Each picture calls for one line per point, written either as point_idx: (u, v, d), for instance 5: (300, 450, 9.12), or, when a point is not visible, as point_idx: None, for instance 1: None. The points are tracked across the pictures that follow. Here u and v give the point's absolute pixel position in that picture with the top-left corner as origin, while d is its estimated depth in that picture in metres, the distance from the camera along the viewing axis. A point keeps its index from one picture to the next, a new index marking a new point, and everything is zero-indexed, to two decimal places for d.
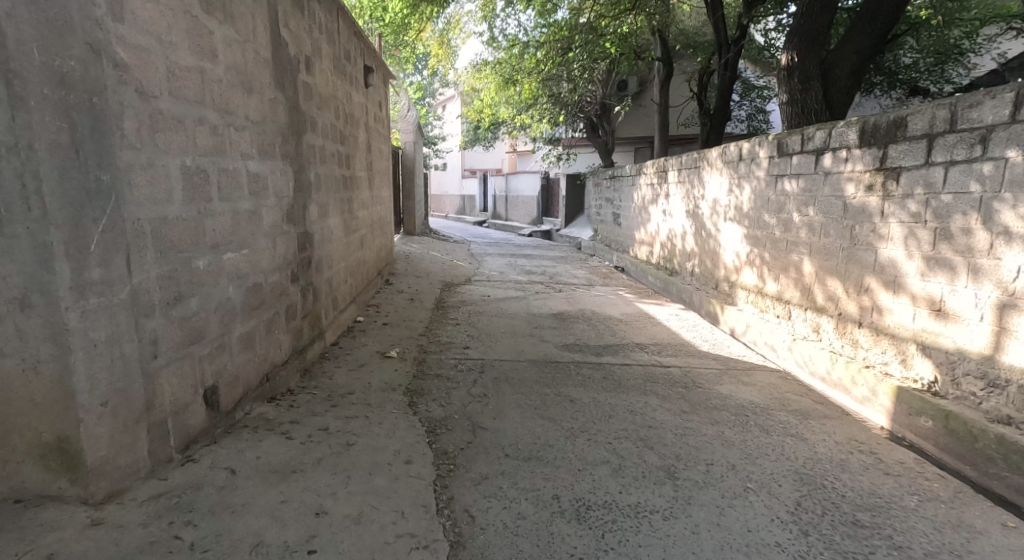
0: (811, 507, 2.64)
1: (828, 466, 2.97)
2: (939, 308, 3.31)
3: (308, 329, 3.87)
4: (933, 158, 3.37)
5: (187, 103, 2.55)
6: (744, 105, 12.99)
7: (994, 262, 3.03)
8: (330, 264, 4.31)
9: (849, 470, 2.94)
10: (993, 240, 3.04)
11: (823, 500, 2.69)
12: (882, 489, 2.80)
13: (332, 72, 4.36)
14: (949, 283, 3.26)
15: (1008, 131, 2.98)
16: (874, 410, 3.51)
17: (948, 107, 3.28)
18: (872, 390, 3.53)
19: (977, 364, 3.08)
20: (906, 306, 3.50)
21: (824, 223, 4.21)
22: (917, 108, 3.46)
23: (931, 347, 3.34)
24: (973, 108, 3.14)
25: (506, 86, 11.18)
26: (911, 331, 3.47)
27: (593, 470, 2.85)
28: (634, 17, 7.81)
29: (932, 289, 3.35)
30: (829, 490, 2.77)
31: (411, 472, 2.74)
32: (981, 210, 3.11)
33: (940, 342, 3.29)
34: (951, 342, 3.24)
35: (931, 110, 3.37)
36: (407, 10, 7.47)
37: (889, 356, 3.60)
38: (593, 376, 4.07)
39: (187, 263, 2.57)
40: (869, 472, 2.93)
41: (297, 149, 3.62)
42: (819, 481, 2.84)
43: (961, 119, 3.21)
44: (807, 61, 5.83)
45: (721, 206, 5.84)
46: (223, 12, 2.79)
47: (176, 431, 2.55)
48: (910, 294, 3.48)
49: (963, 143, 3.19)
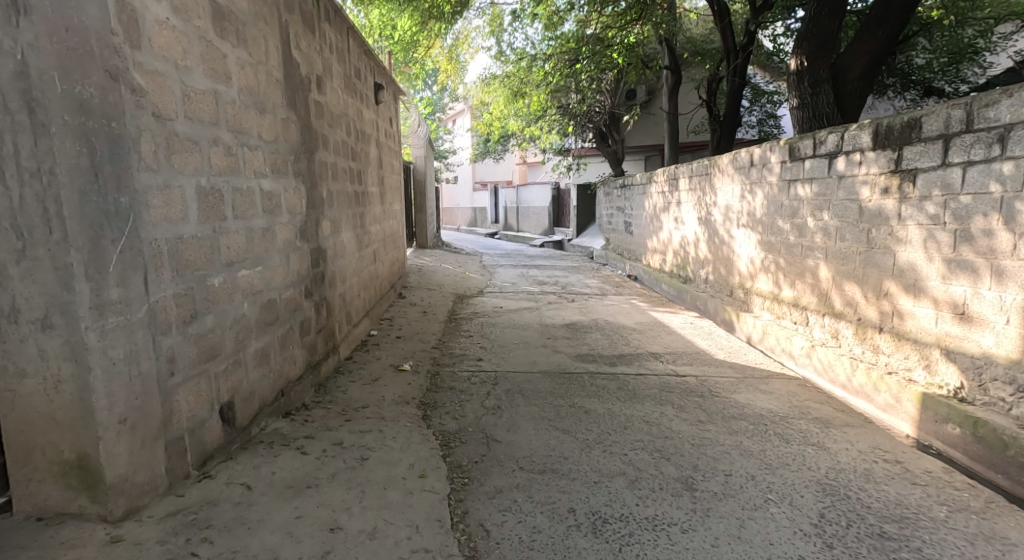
0: (835, 519, 2.61)
1: (851, 475, 2.94)
2: (962, 312, 3.28)
3: (322, 344, 3.91)
4: (950, 159, 3.35)
5: (202, 125, 2.60)
6: (755, 111, 13.01)
7: (1018, 264, 3.00)
8: (343, 278, 4.35)
9: (873, 480, 2.91)
10: (1017, 241, 3.01)
11: (848, 510, 2.67)
12: (908, 499, 2.76)
13: (342, 89, 4.42)
14: (972, 287, 3.23)
15: None
16: (898, 417, 3.46)
17: (964, 107, 3.26)
18: (895, 397, 3.48)
19: (1005, 369, 3.04)
20: (928, 310, 3.48)
21: (840, 228, 4.20)
22: (931, 109, 3.46)
23: (956, 352, 3.31)
24: (990, 107, 3.12)
25: (516, 98, 11.25)
26: (934, 335, 3.44)
27: (609, 482, 2.84)
28: (641, 27, 7.80)
29: (954, 292, 3.32)
30: (854, 500, 2.74)
31: (425, 486, 2.75)
32: (1002, 211, 3.09)
33: (965, 346, 3.26)
34: (976, 346, 3.21)
35: (946, 111, 3.36)
36: (415, 28, 7.56)
37: (912, 362, 3.57)
38: (607, 386, 4.06)
39: (203, 281, 2.61)
40: (894, 482, 2.89)
41: (310, 166, 3.67)
42: (843, 492, 2.81)
43: (978, 119, 3.20)
44: (817, 65, 5.81)
45: (733, 212, 5.83)
46: (236, 35, 2.85)
47: (193, 447, 2.59)
48: (932, 298, 3.46)
49: (981, 143, 3.18)
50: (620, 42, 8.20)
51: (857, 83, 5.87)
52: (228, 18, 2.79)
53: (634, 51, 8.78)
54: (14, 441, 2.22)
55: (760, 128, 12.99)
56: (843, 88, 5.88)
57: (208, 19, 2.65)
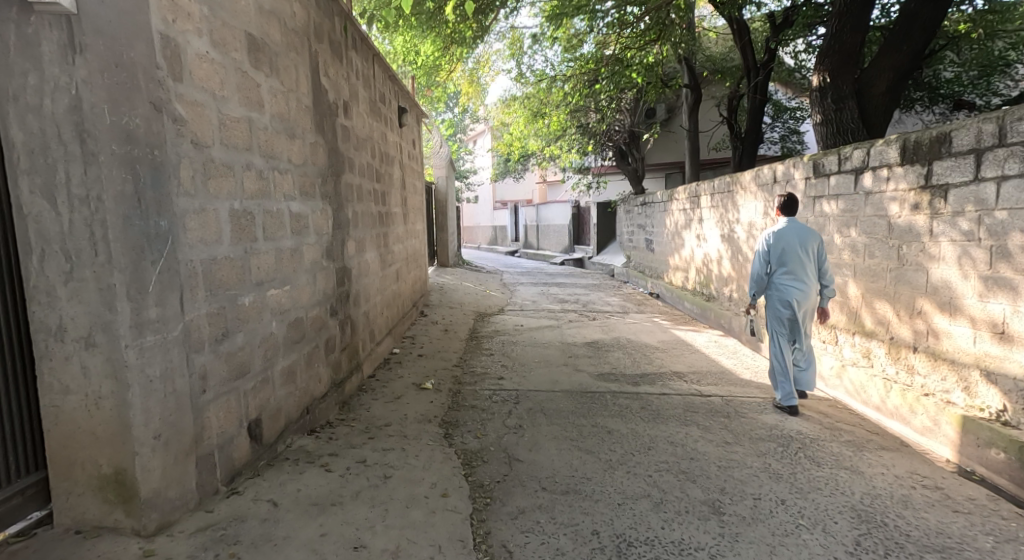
0: (871, 547, 2.59)
1: (888, 501, 2.90)
2: (1002, 331, 3.25)
3: (346, 362, 3.98)
4: (983, 174, 3.34)
5: (236, 151, 2.70)
6: (777, 127, 12.92)
7: None
8: (367, 297, 4.43)
9: (912, 507, 2.87)
10: None
11: (885, 539, 2.63)
12: (951, 528, 2.73)
13: (368, 114, 4.53)
14: (1011, 305, 3.20)
15: None
16: (938, 441, 3.43)
17: (995, 121, 3.25)
18: (933, 420, 3.46)
19: None
20: (965, 329, 3.45)
21: (869, 244, 4.20)
22: (961, 123, 3.46)
23: (996, 373, 3.27)
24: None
25: (536, 118, 11.44)
26: (972, 355, 3.41)
27: (634, 504, 2.85)
28: (659, 47, 7.85)
29: (993, 311, 3.29)
30: (891, 528, 2.71)
31: (448, 505, 2.78)
32: None
33: (1006, 367, 3.22)
34: (1018, 366, 3.16)
35: (977, 125, 3.36)
36: (438, 53, 7.71)
37: (950, 384, 3.52)
38: (629, 406, 4.06)
39: (234, 300, 2.69)
40: (934, 509, 2.85)
41: (336, 188, 3.77)
42: (880, 518, 2.77)
43: (1011, 132, 3.18)
44: (840, 81, 5.81)
45: (757, 229, 5.84)
46: (270, 65, 2.96)
47: (222, 463, 2.65)
48: (968, 316, 3.43)
49: (1016, 157, 3.16)
50: (640, 62, 8.25)
51: (882, 98, 5.87)
52: (263, 49, 2.90)
53: (653, 71, 8.83)
54: (56, 457, 2.31)
55: (783, 144, 12.92)
56: (867, 103, 5.87)
57: (244, 50, 2.76)
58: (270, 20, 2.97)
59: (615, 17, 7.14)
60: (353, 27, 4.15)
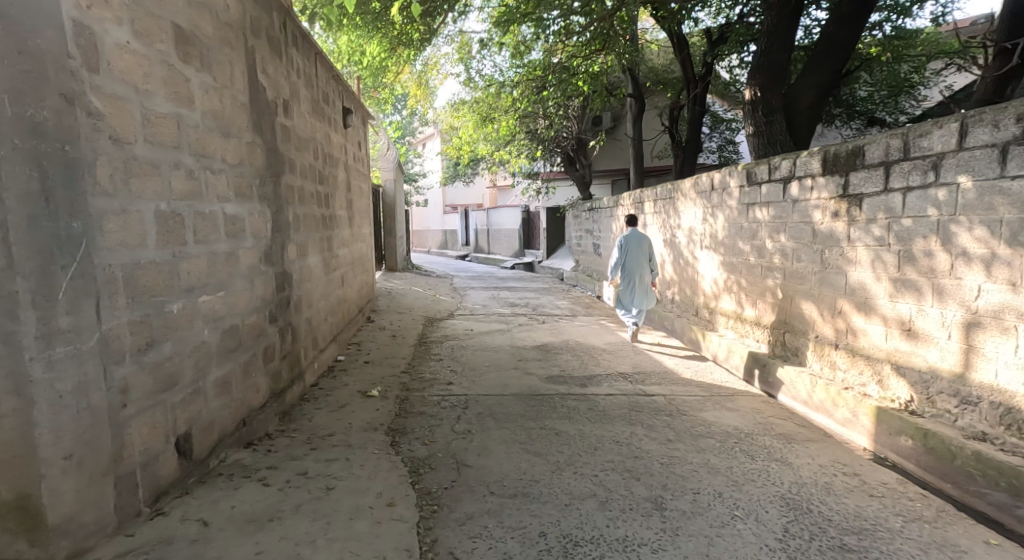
0: (799, 533, 2.62)
1: (813, 489, 2.97)
2: (909, 329, 3.38)
3: (287, 371, 3.82)
4: (891, 185, 3.47)
5: (162, 149, 2.55)
6: (714, 137, 13.27)
7: (956, 283, 3.11)
8: (310, 303, 4.28)
9: (834, 493, 2.94)
10: (954, 261, 3.12)
11: (810, 524, 2.68)
12: (867, 511, 2.79)
13: (310, 114, 4.38)
14: (917, 304, 3.33)
15: (957, 157, 3.09)
16: (857, 431, 3.53)
17: (901, 137, 3.40)
18: (853, 412, 3.55)
19: (950, 383, 3.15)
20: (878, 327, 3.57)
21: (796, 249, 4.30)
22: (872, 138, 3.60)
23: (905, 366, 3.40)
24: (924, 137, 3.26)
25: (485, 123, 11.39)
26: (884, 351, 3.54)
27: (580, 504, 2.81)
28: (604, 57, 7.96)
29: (901, 310, 3.41)
30: (815, 513, 2.76)
31: (394, 514, 2.69)
32: (940, 233, 3.19)
33: (913, 361, 3.36)
34: (923, 361, 3.31)
35: (886, 141, 3.50)
36: (384, 54, 7.59)
37: (866, 377, 3.65)
38: (578, 407, 4.04)
39: (161, 307, 2.53)
40: (853, 494, 2.93)
41: (275, 190, 3.62)
42: (806, 505, 2.82)
43: (913, 147, 3.33)
44: (769, 95, 5.95)
45: (697, 234, 5.93)
46: (201, 60, 2.81)
47: (146, 483, 2.48)
48: (881, 316, 3.55)
49: (917, 170, 3.30)
50: (585, 71, 8.35)
51: (807, 112, 6.09)
52: (192, 42, 2.75)
53: (598, 81, 8.98)
54: None
55: (721, 154, 13.19)
56: (794, 117, 6.07)
57: (171, 43, 2.61)
58: (201, 13, 2.82)
59: (561, 26, 7.14)
60: (293, 23, 4.00)
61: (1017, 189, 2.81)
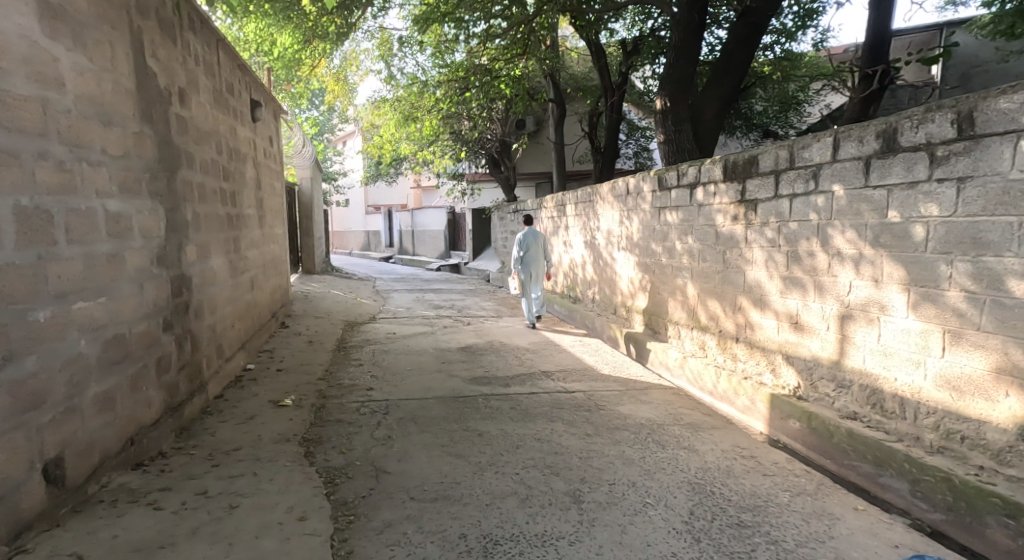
0: (703, 515, 2.66)
1: (715, 473, 3.04)
2: (796, 321, 3.53)
3: (185, 383, 3.50)
4: (780, 192, 3.60)
5: (21, 137, 2.25)
6: (630, 144, 13.52)
7: (832, 279, 3.27)
8: (213, 308, 3.97)
9: (732, 475, 3.02)
10: (830, 260, 3.28)
11: (712, 506, 2.73)
12: (761, 490, 2.89)
13: (211, 104, 4.08)
14: (802, 299, 3.48)
15: (832, 168, 3.24)
16: (754, 418, 3.67)
17: (788, 148, 3.53)
18: (751, 400, 3.68)
19: (829, 369, 3.32)
20: (771, 322, 3.72)
21: (701, 250, 4.38)
22: (765, 147, 3.71)
23: (793, 355, 3.57)
24: (804, 149, 3.41)
25: (409, 122, 11.11)
26: (777, 342, 3.69)
27: (501, 503, 2.70)
28: (526, 61, 7.94)
29: (790, 305, 3.57)
30: (717, 496, 2.82)
31: (306, 529, 2.49)
32: (818, 235, 3.34)
33: (800, 350, 3.51)
34: (807, 350, 3.47)
35: (774, 150, 3.62)
36: (299, 45, 7.21)
37: (762, 367, 3.81)
38: (501, 407, 3.94)
39: (21, 316, 2.24)
40: (749, 475, 3.02)
41: (170, 186, 3.33)
42: (709, 489, 2.88)
43: (797, 158, 3.47)
44: (678, 105, 6.07)
45: (614, 235, 5.97)
46: (72, 36, 2.52)
47: (2, 517, 2.17)
48: (774, 311, 3.70)
49: (800, 179, 3.44)
50: (508, 74, 8.31)
51: (711, 122, 6.29)
52: (62, 16, 2.46)
53: (519, 84, 8.98)
54: None
55: (637, 160, 13.52)
56: (700, 127, 6.26)
57: (33, 16, 2.32)
58: None
59: (483, 31, 7.06)
60: (190, 5, 3.69)
61: (878, 197, 2.97)
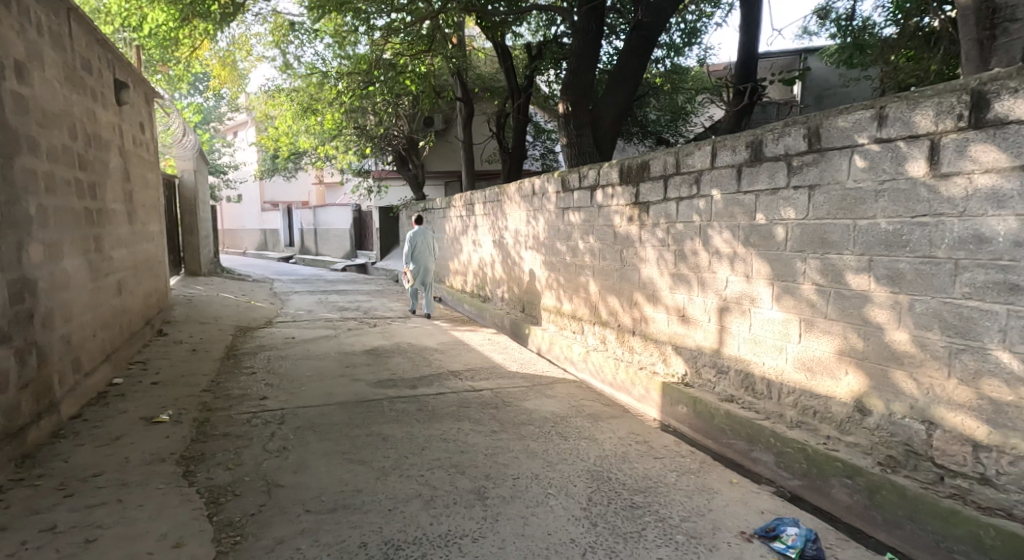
0: (600, 500, 2.83)
1: (612, 458, 3.24)
2: (683, 315, 3.80)
3: (30, 404, 3.24)
4: (669, 195, 3.85)
5: None
6: (537, 146, 13.80)
7: (712, 276, 3.55)
8: (65, 317, 3.71)
9: (628, 459, 3.24)
10: (711, 258, 3.55)
11: (608, 490, 2.92)
12: (652, 472, 3.11)
13: (60, 81, 3.87)
14: (688, 293, 3.75)
15: (712, 173, 3.50)
16: (647, 405, 3.94)
17: (674, 154, 3.79)
18: (645, 389, 3.94)
19: (710, 357, 3.60)
20: (662, 315, 3.98)
21: (602, 250, 4.61)
22: (654, 154, 3.95)
23: (681, 346, 3.84)
24: (688, 156, 3.67)
25: (307, 113, 10.87)
26: (667, 334, 3.96)
27: (403, 507, 2.76)
28: (432, 58, 7.95)
29: (678, 300, 3.83)
30: (613, 480, 3.01)
31: (185, 555, 2.44)
32: (700, 235, 3.62)
33: (687, 341, 3.78)
34: (693, 341, 3.74)
35: (663, 157, 3.87)
36: (175, 23, 6.92)
37: (655, 357, 4.07)
38: (407, 409, 3.98)
39: None
40: (642, 459, 3.25)
41: (4, 173, 3.13)
42: (606, 475, 3.07)
43: (682, 165, 3.72)
44: (579, 109, 6.33)
45: (522, 235, 6.12)
46: None
47: None
48: (664, 306, 3.97)
49: (685, 184, 3.71)
50: (413, 70, 8.29)
51: (611, 126, 6.55)
52: None
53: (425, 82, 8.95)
54: None
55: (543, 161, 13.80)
56: (600, 133, 6.50)
57: None
58: None
59: (386, 22, 7.01)
60: None
61: (749, 201, 3.26)
